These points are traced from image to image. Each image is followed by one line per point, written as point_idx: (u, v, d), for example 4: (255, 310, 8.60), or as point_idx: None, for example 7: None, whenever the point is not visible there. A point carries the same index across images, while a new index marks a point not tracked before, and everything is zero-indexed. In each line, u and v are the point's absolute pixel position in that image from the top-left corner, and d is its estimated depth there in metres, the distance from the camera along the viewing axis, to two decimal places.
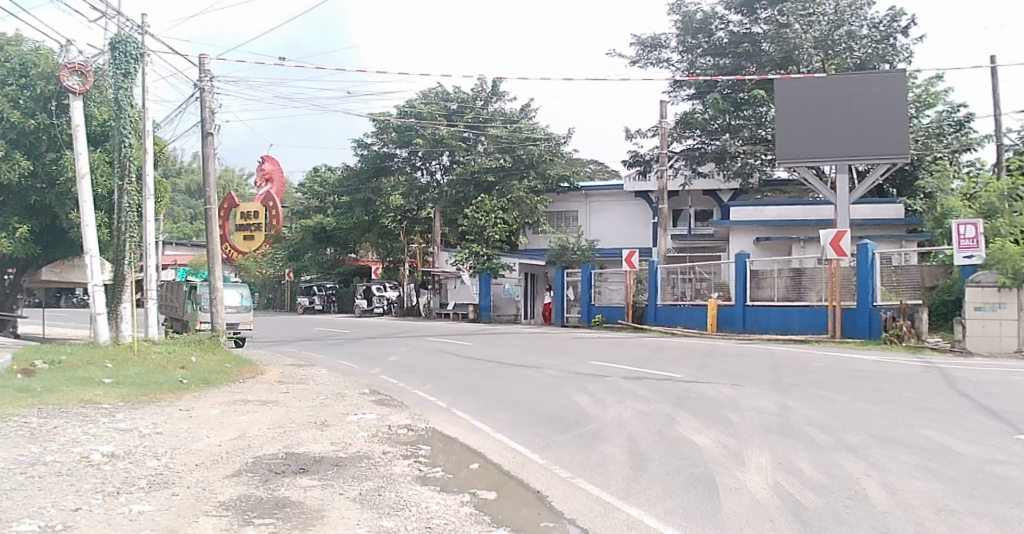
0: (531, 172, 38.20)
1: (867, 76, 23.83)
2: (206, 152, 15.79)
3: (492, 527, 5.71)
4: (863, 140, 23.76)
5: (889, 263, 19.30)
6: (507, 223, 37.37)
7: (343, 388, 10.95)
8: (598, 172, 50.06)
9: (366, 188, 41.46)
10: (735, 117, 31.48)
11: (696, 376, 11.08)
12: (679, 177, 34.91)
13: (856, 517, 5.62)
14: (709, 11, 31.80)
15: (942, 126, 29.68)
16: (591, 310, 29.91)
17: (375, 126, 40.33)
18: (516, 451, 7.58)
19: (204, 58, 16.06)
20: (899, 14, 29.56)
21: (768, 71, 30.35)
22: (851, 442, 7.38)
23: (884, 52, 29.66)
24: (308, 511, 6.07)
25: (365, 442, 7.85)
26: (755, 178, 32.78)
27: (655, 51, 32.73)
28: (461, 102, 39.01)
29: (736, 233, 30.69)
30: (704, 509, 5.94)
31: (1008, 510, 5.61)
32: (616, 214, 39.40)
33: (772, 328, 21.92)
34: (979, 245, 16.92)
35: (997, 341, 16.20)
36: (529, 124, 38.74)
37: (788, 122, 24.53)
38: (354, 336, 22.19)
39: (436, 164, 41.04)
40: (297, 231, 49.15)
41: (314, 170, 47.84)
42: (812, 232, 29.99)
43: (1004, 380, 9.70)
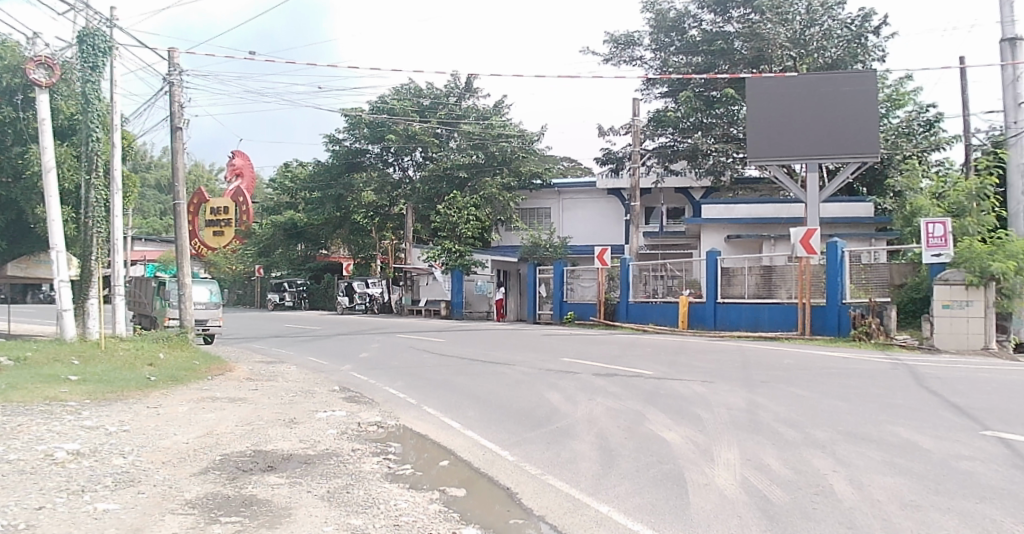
0: (505, 169, 38.18)
1: (838, 76, 24.03)
2: (173, 147, 15.60)
3: (462, 526, 5.68)
4: (835, 139, 23.90)
5: (859, 262, 19.49)
6: (481, 220, 37.05)
7: (311, 385, 10.85)
8: (573, 170, 50.25)
9: (337, 183, 41.28)
10: (708, 115, 31.42)
11: (666, 373, 11.11)
12: (652, 174, 34.99)
13: (823, 512, 5.67)
14: (681, 9, 31.97)
15: (912, 125, 30.08)
16: (563, 307, 29.97)
17: (347, 121, 40.43)
18: (486, 448, 7.55)
19: (175, 51, 15.85)
20: (870, 14, 29.74)
21: (740, 69, 30.57)
22: (819, 437, 7.43)
23: (856, 51, 29.89)
24: (276, 509, 6.03)
25: (333, 439, 7.78)
26: (727, 176, 33.04)
27: (628, 49, 32.76)
28: (434, 98, 39.73)
29: (707, 231, 30.81)
30: (672, 505, 5.97)
31: (974, 505, 5.68)
32: (587, 212, 39.46)
33: (742, 325, 22.05)
34: (947, 244, 17.11)
35: (963, 339, 16.38)
36: (501, 120, 38.93)
37: (759, 122, 24.66)
38: (324, 333, 22.17)
39: (408, 160, 41.19)
40: (268, 227, 49.03)
41: (285, 166, 47.86)
42: (782, 231, 30.24)
43: (968, 376, 9.83)
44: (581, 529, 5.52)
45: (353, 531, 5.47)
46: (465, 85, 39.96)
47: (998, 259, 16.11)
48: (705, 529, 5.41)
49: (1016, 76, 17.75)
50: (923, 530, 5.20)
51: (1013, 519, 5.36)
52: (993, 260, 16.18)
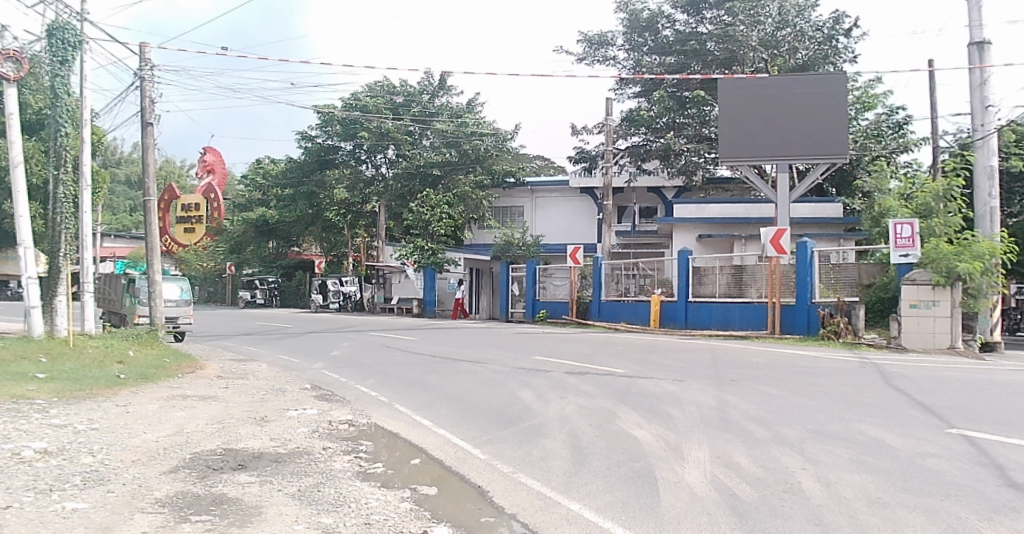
0: (478, 167, 38.24)
1: (808, 77, 24.20)
2: (144, 142, 15.44)
3: (433, 523, 5.70)
4: (805, 140, 24.09)
5: (827, 261, 19.67)
6: (453, 218, 37.16)
7: (282, 383, 10.79)
8: (545, 167, 50.27)
9: (310, 180, 41.62)
10: (680, 115, 31.44)
11: (637, 371, 11.15)
12: (625, 173, 35.21)
13: (791, 509, 5.73)
14: (655, 9, 32.09)
15: (881, 127, 30.34)
16: (535, 306, 30.04)
17: (319, 118, 40.19)
18: (458, 446, 7.55)
19: (146, 45, 15.65)
20: (842, 16, 30.01)
21: (713, 70, 30.62)
22: (788, 435, 7.49)
23: (828, 53, 30.09)
24: (246, 508, 5.99)
25: (304, 437, 7.74)
26: (699, 176, 32.90)
27: (601, 49, 32.85)
28: (407, 96, 39.46)
29: (679, 230, 30.99)
30: (643, 503, 6.00)
31: (939, 502, 5.77)
32: (560, 210, 39.46)
33: (712, 323, 22.20)
34: (915, 244, 17.34)
35: (930, 338, 16.62)
36: (475, 118, 38.87)
37: (730, 123, 24.74)
38: (295, 331, 22.16)
39: (381, 158, 40.92)
40: (240, 224, 48.77)
41: (257, 162, 47.46)
42: (752, 230, 30.54)
43: (934, 375, 9.96)
44: (552, 527, 5.55)
45: (325, 529, 5.47)
46: (439, 83, 39.80)
47: (964, 260, 16.29)
48: (675, 528, 5.44)
49: (983, 80, 18.02)
50: (888, 528, 5.27)
51: (978, 516, 5.45)
52: (960, 260, 16.36)
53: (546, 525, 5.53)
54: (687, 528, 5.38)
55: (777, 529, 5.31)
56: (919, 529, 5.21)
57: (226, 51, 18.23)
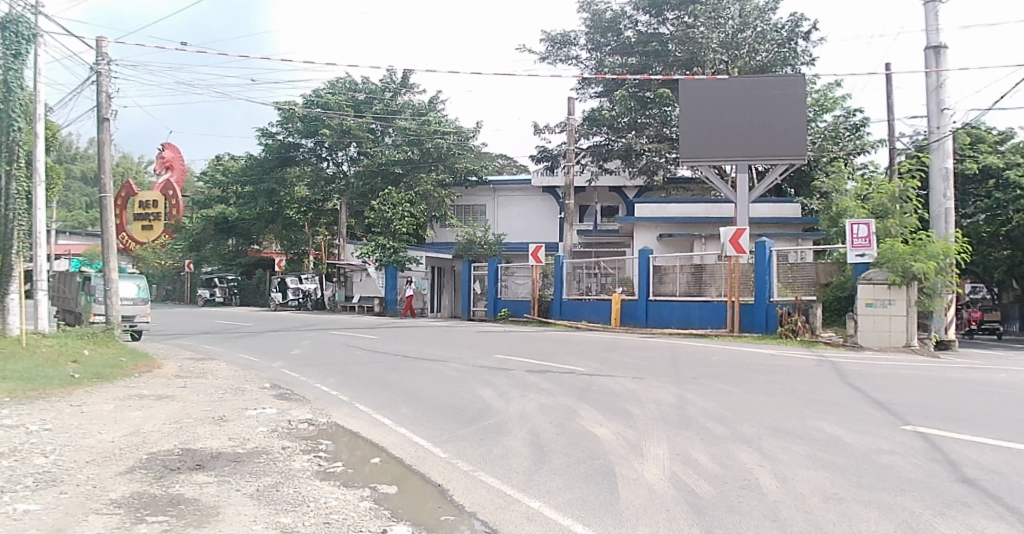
0: (440, 165, 38.22)
1: (768, 79, 24.47)
2: (100, 138, 15.18)
3: (392, 522, 5.68)
4: (762, 141, 24.38)
5: (785, 260, 19.83)
6: (415, 217, 37.10)
7: (241, 382, 10.69)
8: (508, 166, 50.40)
9: (270, 177, 41.27)
10: (642, 115, 31.78)
11: (598, 369, 11.20)
12: (587, 172, 35.25)
13: (748, 506, 5.79)
14: (618, 10, 32.18)
15: (839, 129, 31.09)
16: (497, 304, 30.09)
17: (280, 115, 39.83)
18: (418, 444, 7.52)
19: (102, 39, 15.37)
20: (801, 19, 30.43)
21: (673, 71, 30.93)
22: (747, 432, 7.57)
23: (785, 56, 30.76)
24: (203, 508, 5.93)
25: (263, 437, 7.67)
26: (660, 176, 33.06)
27: (564, 49, 32.94)
28: (370, 93, 39.01)
29: (640, 228, 31.11)
30: (602, 500, 6.04)
31: (892, 498, 5.87)
32: (523, 209, 39.55)
33: (672, 322, 22.37)
34: (871, 244, 17.48)
35: (886, 336, 16.82)
36: (438, 116, 38.86)
37: (692, 123, 25.00)
38: (251, 330, 22.01)
39: (342, 155, 40.71)
40: (198, 221, 48.13)
41: (217, 159, 46.86)
42: (712, 230, 30.84)
43: (889, 373, 10.13)
44: (512, 525, 5.55)
45: (283, 529, 5.43)
46: (402, 80, 39.64)
47: (919, 260, 16.73)
48: (634, 524, 5.48)
49: (939, 83, 18.44)
50: (843, 523, 5.35)
51: (931, 511, 5.54)
52: (915, 260, 16.76)
53: (506, 523, 5.53)
54: (647, 525, 5.41)
55: (735, 526, 5.37)
56: (874, 525, 5.29)
57: (186, 47, 18.25)
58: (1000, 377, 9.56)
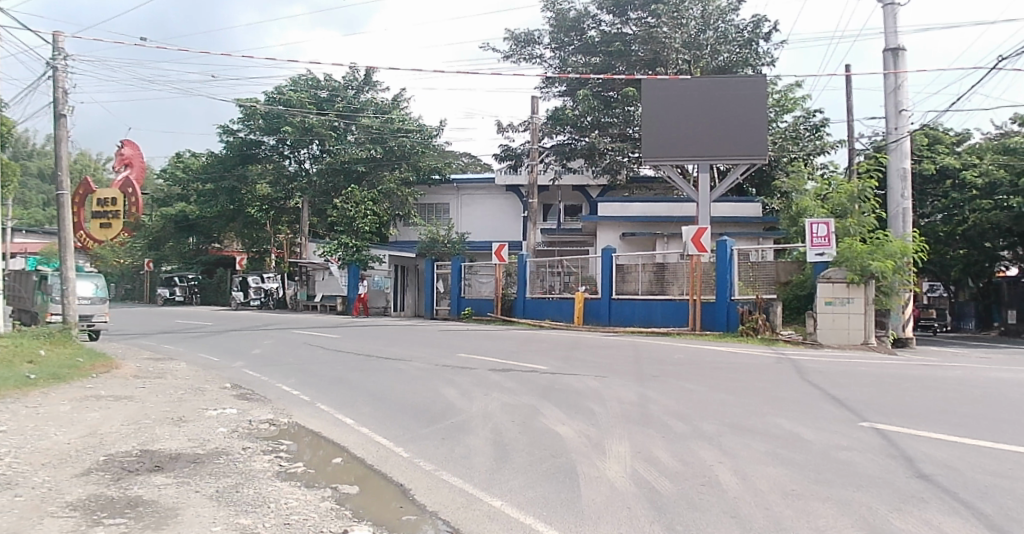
0: (403, 164, 38.10)
1: (729, 79, 24.68)
2: (56, 134, 14.90)
3: (352, 522, 5.65)
4: (722, 140, 24.58)
5: (747, 259, 19.98)
6: (378, 215, 37.03)
7: (201, 382, 10.57)
8: (471, 165, 50.33)
9: (231, 175, 40.71)
10: (605, 114, 31.83)
11: (561, 368, 11.24)
12: (549, 172, 35.43)
13: (709, 502, 5.84)
14: (582, 10, 32.37)
15: (799, 130, 31.51)
16: (461, 302, 30.10)
17: (241, 112, 39.37)
18: (380, 444, 7.50)
19: (58, 33, 15.07)
20: (762, 21, 30.79)
21: (637, 71, 30.99)
22: (707, 430, 7.64)
23: (748, 57, 31.12)
24: (162, 510, 5.85)
25: (223, 437, 7.59)
26: (623, 175, 33.40)
27: (528, 47, 32.98)
28: (332, 90, 38.62)
29: (602, 228, 31.36)
30: (564, 498, 6.06)
31: (850, 494, 5.95)
32: (486, 206, 39.83)
33: (635, 320, 22.52)
34: (830, 243, 17.48)
35: (845, 334, 17.10)
36: (401, 114, 38.68)
37: (654, 123, 25.14)
38: (212, 329, 21.83)
39: (304, 153, 40.32)
40: (158, 219, 47.42)
41: (177, 156, 46.20)
42: (675, 229, 31.10)
43: (847, 370, 10.29)
44: (473, 524, 5.55)
45: (242, 530, 5.38)
46: (364, 78, 39.25)
47: (877, 258, 17.03)
48: (595, 521, 5.51)
49: (898, 85, 18.72)
50: (801, 519, 5.41)
51: (888, 506, 5.63)
52: (873, 259, 17.06)
53: (468, 522, 5.52)
54: (608, 523, 5.44)
55: (694, 522, 5.41)
56: (831, 520, 5.36)
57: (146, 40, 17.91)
58: (953, 373, 9.78)
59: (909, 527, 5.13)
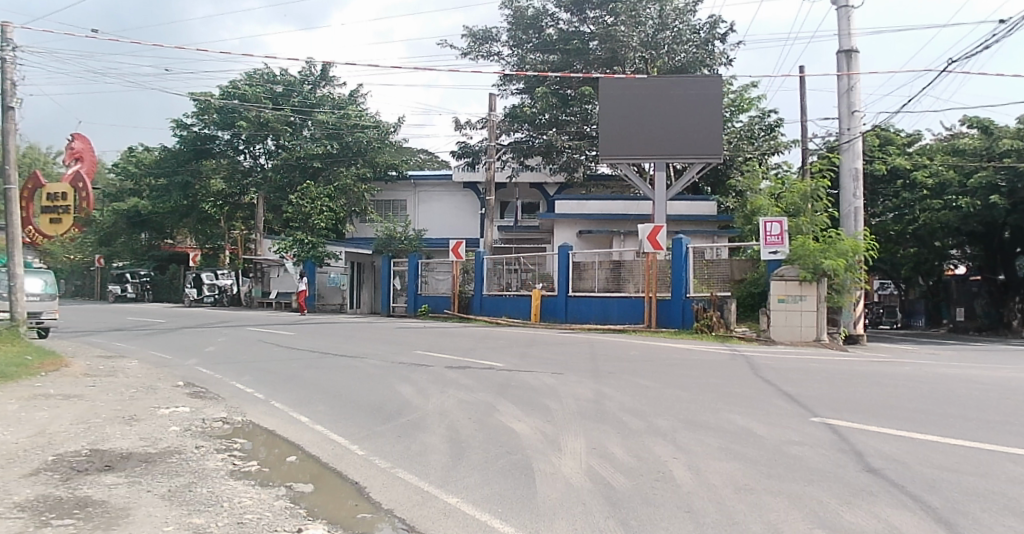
0: (360, 160, 37.82)
1: (686, 79, 24.89)
2: (3, 127, 14.52)
3: (307, 521, 5.60)
4: (677, 140, 24.81)
5: (702, 257, 20.36)
6: (334, 211, 36.80)
7: (154, 380, 10.42)
8: (429, 162, 50.19)
9: (184, 170, 39.79)
10: (563, 112, 31.96)
11: (518, 365, 11.27)
12: (507, 169, 35.52)
13: (663, 497, 5.91)
14: (540, 8, 32.36)
15: (754, 129, 31.83)
16: (417, 300, 30.03)
17: (195, 106, 38.68)
18: (334, 442, 7.48)
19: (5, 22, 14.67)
20: (718, 21, 31.04)
21: (593, 70, 31.25)
22: (662, 426, 7.73)
23: (704, 57, 31.19)
24: (112, 510, 5.75)
25: (175, 436, 7.51)
26: (580, 172, 33.74)
27: (485, 44, 32.95)
28: (288, 85, 38.43)
29: (560, 225, 31.54)
30: (520, 494, 6.09)
31: (802, 488, 6.05)
32: (443, 204, 39.92)
33: (592, 317, 22.69)
34: (783, 242, 17.89)
35: (798, 331, 17.60)
36: (357, 109, 38.43)
37: (610, 122, 25.31)
38: (167, 326, 21.49)
39: (259, 148, 39.87)
40: (109, 214, 46.44)
41: (129, 150, 45.25)
42: (631, 226, 31.38)
43: (797, 366, 10.49)
44: (429, 521, 5.55)
45: (193, 530, 5.31)
46: (321, 73, 38.96)
47: (829, 256, 17.36)
48: (550, 517, 5.53)
49: (851, 86, 19.01)
50: (754, 513, 5.48)
51: (837, 500, 5.73)
52: (826, 257, 17.41)
53: (423, 520, 5.50)
54: (564, 519, 5.46)
55: (649, 517, 5.47)
56: (783, 514, 5.45)
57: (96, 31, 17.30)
58: (901, 369, 10.01)
59: (859, 521, 5.22)
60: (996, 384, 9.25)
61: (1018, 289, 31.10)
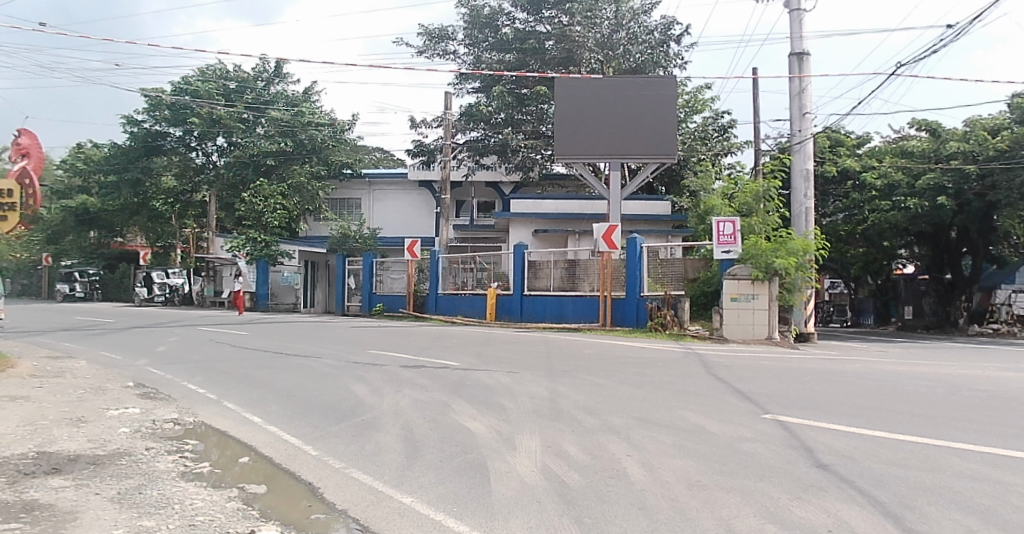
0: (314, 157, 37.63)
1: (640, 79, 25.13)
2: None
3: (260, 522, 5.54)
4: (631, 140, 25.01)
5: (656, 256, 20.65)
6: (288, 210, 36.30)
7: (104, 381, 10.24)
8: (384, 160, 50.05)
9: (135, 167, 38.86)
10: (519, 111, 32.03)
11: (473, 364, 11.27)
12: (463, 168, 35.72)
13: (617, 495, 5.96)
14: (496, 7, 32.54)
15: (707, 130, 32.32)
16: (372, 299, 29.91)
17: (146, 102, 37.84)
18: (288, 442, 7.45)
19: None
20: (672, 22, 31.42)
21: (550, 69, 31.31)
22: (617, 424, 7.82)
23: (658, 58, 31.54)
24: (60, 513, 5.64)
25: (124, 438, 7.42)
26: (536, 172, 33.88)
27: (441, 43, 32.90)
28: (241, 81, 37.82)
29: (516, 223, 31.68)
30: (475, 493, 6.09)
31: (753, 483, 6.17)
32: (398, 203, 39.96)
33: (547, 316, 22.82)
34: (736, 241, 18.20)
35: (750, 329, 17.83)
36: (312, 107, 38.13)
37: (565, 121, 25.41)
38: (119, 326, 21.04)
39: (212, 145, 39.32)
40: (57, 212, 45.36)
41: (77, 146, 44.24)
42: (586, 225, 31.61)
43: (748, 364, 10.66)
44: (383, 521, 5.53)
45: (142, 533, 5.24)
46: (275, 70, 38.33)
47: (779, 256, 17.67)
48: (504, 516, 5.55)
49: (802, 88, 19.31)
50: (706, 509, 5.58)
51: (788, 495, 5.84)
52: (776, 256, 17.72)
53: (378, 520, 5.48)
54: (518, 518, 5.49)
55: (603, 514, 5.51)
56: (734, 509, 5.55)
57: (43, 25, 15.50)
58: (850, 367, 10.23)
59: (809, 516, 5.33)
60: (939, 381, 9.54)
61: (964, 288, 31.59)
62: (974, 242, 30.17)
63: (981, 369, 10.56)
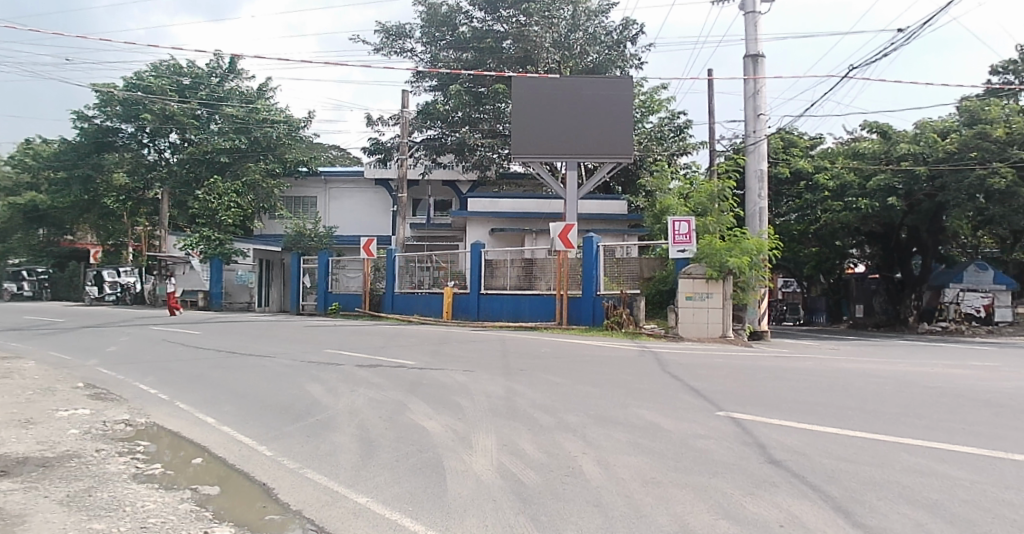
0: (269, 155, 37.34)
1: (596, 80, 25.31)
2: None
3: (212, 524, 5.48)
4: (587, 140, 25.16)
5: (612, 255, 20.65)
6: (241, 208, 36.14)
7: (52, 381, 10.05)
8: (340, 158, 49.82)
9: (85, 164, 37.72)
10: (476, 110, 32.05)
11: (429, 363, 11.28)
12: (420, 166, 35.56)
13: (573, 492, 6.01)
14: (453, 5, 32.38)
15: (664, 130, 32.69)
16: (328, 298, 29.70)
17: (97, 98, 36.73)
18: (242, 443, 7.40)
19: None
20: (629, 23, 31.77)
21: (508, 68, 31.19)
22: (573, 422, 7.89)
23: (615, 58, 31.96)
24: (7, 517, 5.52)
25: (74, 440, 7.33)
26: (493, 171, 33.96)
27: (399, 41, 32.72)
28: (195, 78, 37.12)
29: (472, 222, 31.77)
30: (430, 493, 6.09)
31: (706, 479, 6.27)
32: (355, 201, 39.96)
33: (504, 315, 22.89)
34: (691, 241, 18.36)
35: (704, 327, 18.14)
36: (268, 104, 37.75)
37: (522, 121, 25.41)
38: (71, 326, 20.56)
39: (164, 142, 38.05)
40: (4, 208, 44.22)
41: (25, 142, 43.19)
42: (543, 224, 31.68)
43: (702, 362, 10.82)
44: (337, 521, 5.51)
45: None
46: (230, 66, 37.89)
47: (733, 255, 17.97)
48: (458, 515, 5.56)
49: (757, 90, 19.59)
50: (659, 505, 5.67)
51: (741, 491, 5.94)
52: (731, 255, 18.00)
53: (332, 520, 5.47)
54: (474, 516, 5.51)
55: (558, 512, 5.55)
56: (687, 506, 5.63)
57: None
58: (802, 364, 10.44)
59: (762, 511, 5.42)
60: (886, 377, 9.79)
61: (913, 287, 32.25)
62: (923, 240, 30.86)
63: (925, 366, 10.85)
